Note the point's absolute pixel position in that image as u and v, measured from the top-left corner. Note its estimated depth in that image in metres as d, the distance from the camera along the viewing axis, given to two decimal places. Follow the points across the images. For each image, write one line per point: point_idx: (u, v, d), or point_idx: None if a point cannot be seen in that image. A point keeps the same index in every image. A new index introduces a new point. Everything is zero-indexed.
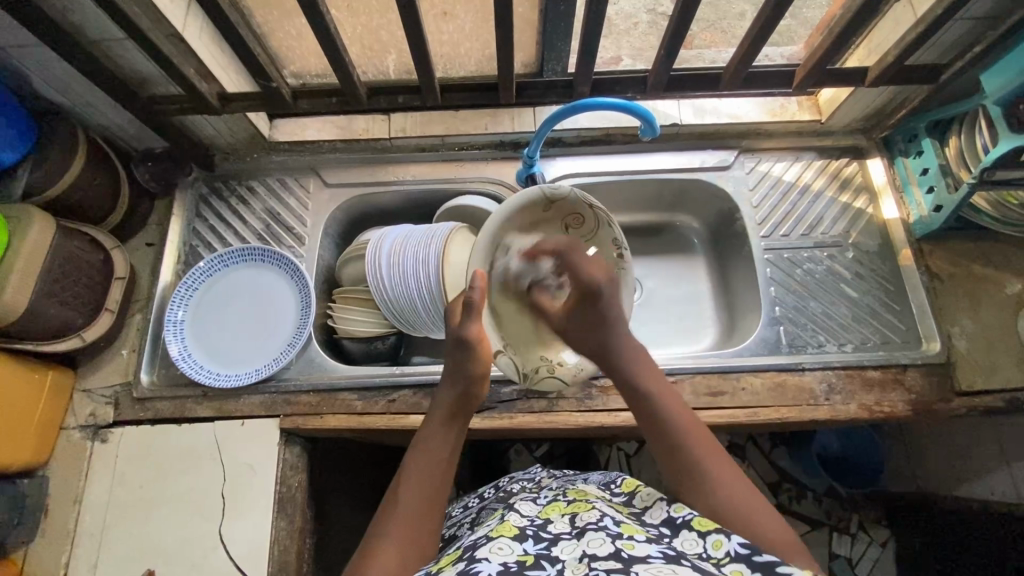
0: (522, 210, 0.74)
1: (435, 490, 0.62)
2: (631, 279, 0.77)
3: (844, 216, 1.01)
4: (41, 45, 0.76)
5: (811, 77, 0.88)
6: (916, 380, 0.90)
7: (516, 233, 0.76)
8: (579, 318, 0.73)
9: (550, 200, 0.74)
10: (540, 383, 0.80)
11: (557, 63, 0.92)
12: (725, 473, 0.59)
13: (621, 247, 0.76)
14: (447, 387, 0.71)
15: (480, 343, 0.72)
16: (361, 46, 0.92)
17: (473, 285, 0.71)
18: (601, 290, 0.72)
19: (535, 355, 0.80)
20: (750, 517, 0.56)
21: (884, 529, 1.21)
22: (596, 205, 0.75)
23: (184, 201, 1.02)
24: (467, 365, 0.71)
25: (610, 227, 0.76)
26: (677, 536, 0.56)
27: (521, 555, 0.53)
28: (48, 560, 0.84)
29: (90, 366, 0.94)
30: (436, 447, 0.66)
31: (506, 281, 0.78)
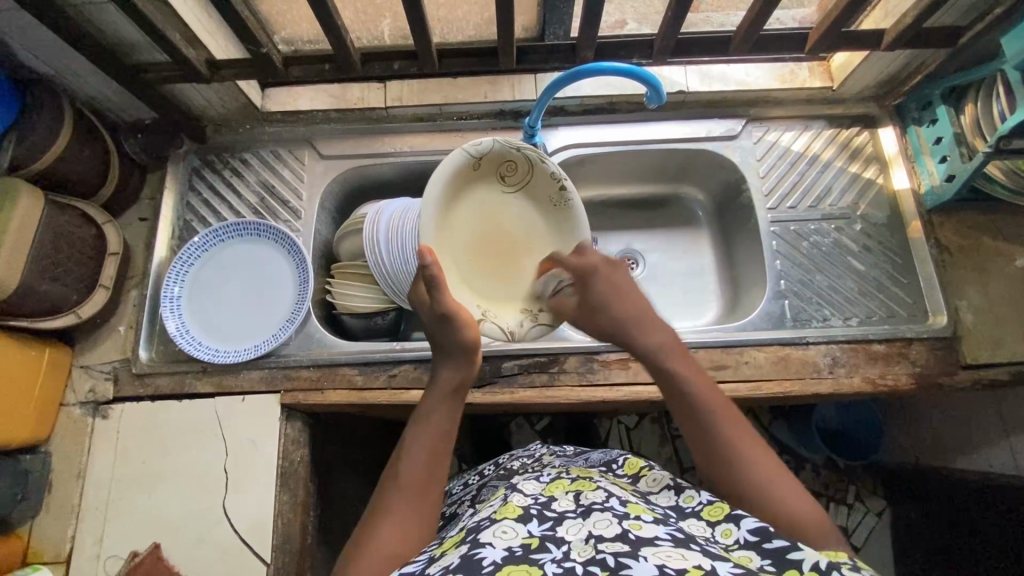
0: (456, 172, 0.74)
1: (432, 467, 0.63)
2: (577, 209, 0.79)
3: (853, 187, 0.98)
4: (19, 10, 0.72)
5: (825, 41, 0.85)
6: (921, 354, 0.89)
7: (458, 188, 0.75)
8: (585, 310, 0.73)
9: (478, 157, 0.75)
10: (529, 336, 0.79)
11: (559, 26, 0.88)
12: (754, 457, 0.60)
13: (560, 179, 0.79)
14: (444, 362, 0.70)
15: (459, 312, 0.68)
16: (354, 10, 0.89)
17: (425, 261, 0.66)
18: (595, 271, 0.73)
19: (516, 310, 0.79)
20: (777, 500, 0.57)
21: (880, 500, 1.23)
22: (524, 146, 0.77)
23: (176, 174, 1.00)
24: (457, 336, 0.68)
25: (544, 163, 0.78)
26: (684, 519, 0.57)
27: (526, 537, 0.52)
28: (54, 533, 0.85)
29: (88, 342, 0.93)
30: (434, 424, 0.66)
31: (461, 244, 0.77)
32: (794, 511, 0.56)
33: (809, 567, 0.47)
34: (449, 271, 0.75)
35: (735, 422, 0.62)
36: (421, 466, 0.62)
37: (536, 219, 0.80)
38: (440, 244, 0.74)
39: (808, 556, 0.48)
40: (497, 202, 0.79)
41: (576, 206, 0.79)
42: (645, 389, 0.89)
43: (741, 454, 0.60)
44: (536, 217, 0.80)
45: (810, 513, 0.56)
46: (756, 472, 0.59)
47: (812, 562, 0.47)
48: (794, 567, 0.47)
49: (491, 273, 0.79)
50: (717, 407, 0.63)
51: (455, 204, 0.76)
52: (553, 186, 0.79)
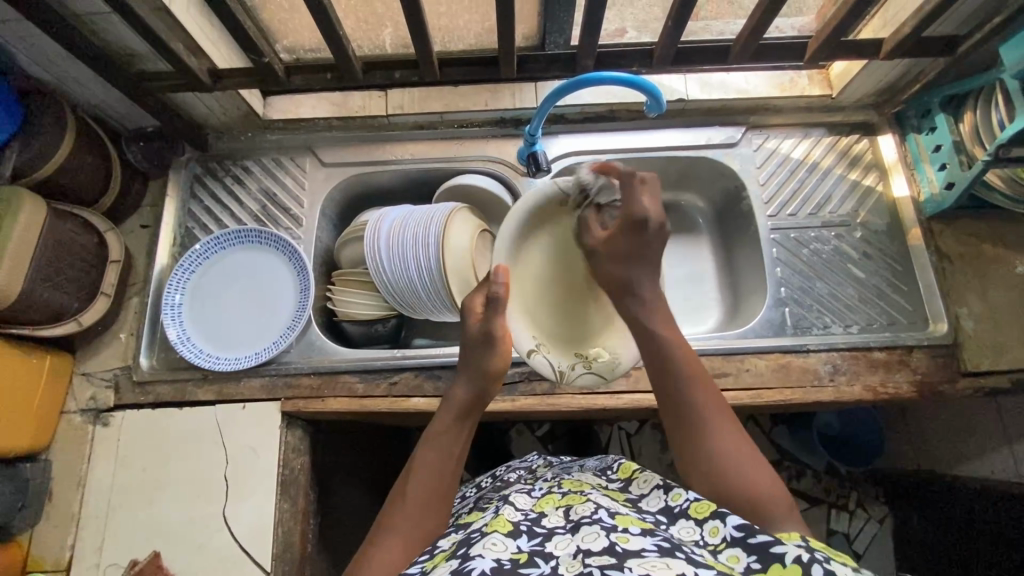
0: (542, 204, 0.77)
1: (438, 487, 0.65)
2: None
3: (853, 194, 0.99)
4: (23, 20, 0.73)
5: (823, 50, 0.85)
6: (922, 362, 0.89)
7: (546, 218, 0.79)
8: (612, 249, 0.73)
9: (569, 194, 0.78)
10: (576, 381, 0.78)
11: (559, 35, 0.88)
12: (731, 436, 0.63)
13: None
14: (461, 383, 0.73)
15: (504, 338, 0.72)
16: (356, 19, 0.89)
17: (496, 278, 0.71)
18: (648, 224, 0.71)
19: (571, 354, 0.79)
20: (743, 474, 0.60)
21: (882, 506, 1.23)
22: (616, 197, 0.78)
23: (178, 182, 1.00)
24: (486, 363, 0.72)
25: None
26: (674, 524, 0.58)
27: (515, 552, 0.53)
28: (54, 542, 0.85)
29: (89, 349, 0.93)
30: (444, 444, 0.68)
31: (530, 275, 0.79)
32: (756, 485, 0.59)
33: (791, 559, 0.47)
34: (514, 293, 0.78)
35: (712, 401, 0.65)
36: (429, 484, 0.64)
37: None
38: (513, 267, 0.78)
39: (790, 549, 0.48)
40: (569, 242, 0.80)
41: None
42: (645, 396, 0.89)
43: (710, 429, 0.63)
44: None
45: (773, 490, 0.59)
46: (726, 452, 0.62)
47: (794, 554, 0.47)
48: (777, 561, 0.48)
49: (558, 311, 0.80)
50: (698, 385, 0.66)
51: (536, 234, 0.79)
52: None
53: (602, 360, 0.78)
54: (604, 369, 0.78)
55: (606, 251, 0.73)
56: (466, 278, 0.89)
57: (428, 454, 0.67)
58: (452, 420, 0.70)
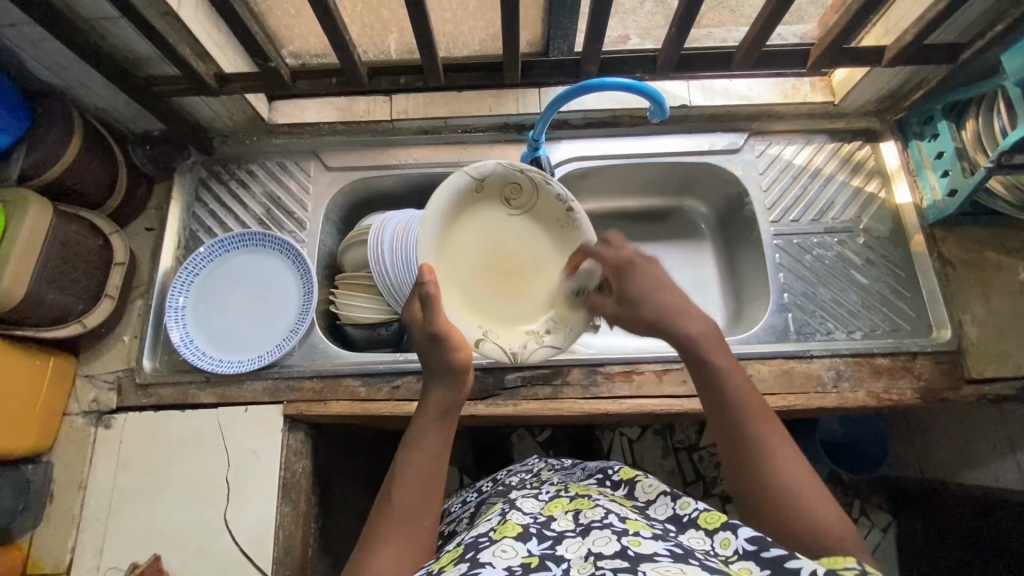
0: (458, 194, 0.78)
1: (426, 492, 0.62)
2: (584, 230, 0.81)
3: (855, 200, 0.99)
4: (33, 24, 0.73)
5: (826, 57, 0.86)
6: (926, 368, 0.88)
7: (466, 207, 0.79)
8: (624, 302, 0.70)
9: (479, 179, 0.79)
10: (531, 358, 0.80)
11: (564, 40, 0.89)
12: (791, 461, 0.57)
13: (567, 202, 0.80)
14: (435, 384, 0.69)
15: (451, 334, 0.69)
16: (362, 24, 0.90)
17: (424, 279, 0.69)
18: (635, 265, 0.70)
19: (520, 333, 0.80)
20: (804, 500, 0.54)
21: (885, 515, 1.22)
22: (527, 169, 0.80)
23: (183, 185, 1.00)
24: (448, 358, 0.69)
25: (549, 186, 0.80)
26: (683, 532, 0.57)
27: (526, 556, 0.52)
28: (55, 544, 0.85)
29: (92, 352, 0.94)
30: (425, 447, 0.65)
31: (465, 265, 0.80)
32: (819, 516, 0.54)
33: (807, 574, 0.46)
34: (450, 288, 0.78)
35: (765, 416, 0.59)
36: (414, 495, 0.61)
37: (546, 243, 0.82)
38: (442, 261, 0.78)
39: (805, 567, 0.47)
40: (501, 225, 0.82)
41: (583, 227, 0.80)
42: (648, 402, 0.89)
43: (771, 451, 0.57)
44: (547, 241, 0.82)
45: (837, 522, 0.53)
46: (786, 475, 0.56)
47: (810, 570, 0.46)
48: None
49: (498, 293, 0.81)
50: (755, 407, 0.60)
51: (459, 224, 0.79)
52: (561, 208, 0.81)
53: (552, 333, 0.80)
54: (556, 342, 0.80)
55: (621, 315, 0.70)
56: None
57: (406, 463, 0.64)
58: (429, 422, 0.67)
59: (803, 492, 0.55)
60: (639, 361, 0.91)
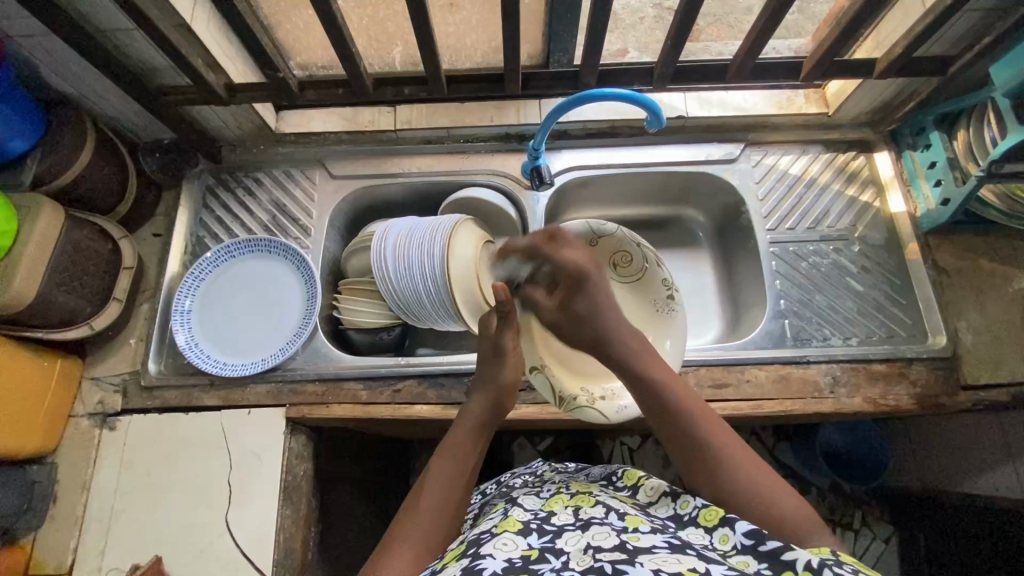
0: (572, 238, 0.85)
1: (453, 496, 0.63)
2: (680, 317, 0.83)
3: (850, 209, 1.01)
4: (50, 35, 0.76)
5: (818, 69, 0.88)
6: (922, 375, 0.89)
7: None
8: (568, 312, 0.74)
9: (597, 236, 0.85)
10: (576, 412, 0.81)
11: (563, 54, 0.93)
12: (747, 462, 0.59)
13: (671, 288, 0.84)
14: (477, 399, 0.74)
15: (513, 352, 0.76)
16: (367, 37, 0.93)
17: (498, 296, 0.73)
18: (587, 274, 0.74)
19: (578, 386, 0.82)
20: (767, 496, 0.56)
21: (887, 525, 1.22)
22: (643, 246, 0.85)
23: (191, 192, 1.03)
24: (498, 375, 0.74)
25: (658, 267, 0.84)
26: (683, 529, 0.58)
27: (526, 550, 0.53)
28: (57, 545, 0.85)
29: (98, 355, 0.95)
30: (459, 454, 0.67)
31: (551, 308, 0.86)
32: (781, 510, 0.55)
33: (804, 565, 0.47)
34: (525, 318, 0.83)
35: (712, 419, 0.62)
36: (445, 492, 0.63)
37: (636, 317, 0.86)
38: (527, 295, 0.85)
39: (801, 556, 0.48)
40: None
41: (680, 316, 0.83)
42: None
43: (728, 458, 0.59)
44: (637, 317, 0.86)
45: (799, 511, 0.55)
46: (743, 476, 0.58)
47: (805, 560, 0.47)
48: (788, 568, 0.48)
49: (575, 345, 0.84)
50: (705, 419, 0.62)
51: None
52: (663, 293, 0.85)
53: (605, 400, 0.81)
54: (608, 408, 0.81)
55: (561, 322, 0.75)
56: (477, 302, 0.91)
57: (444, 463, 0.65)
58: (468, 432, 0.70)
59: (767, 493, 0.56)
60: None
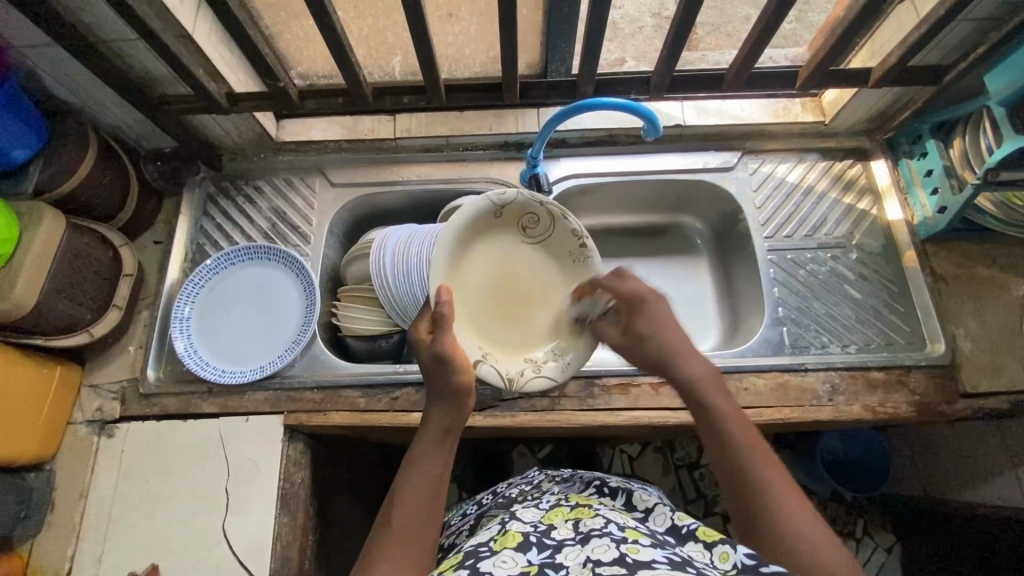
0: (476, 216, 0.74)
1: (422, 512, 0.59)
2: (596, 265, 0.77)
3: (847, 217, 1.01)
4: (54, 45, 0.77)
5: (814, 79, 0.89)
6: (920, 382, 0.89)
7: (482, 226, 0.75)
8: (634, 335, 0.69)
9: (500, 205, 0.75)
10: (526, 386, 0.75)
11: (561, 64, 0.93)
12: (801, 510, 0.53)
13: (581, 237, 0.77)
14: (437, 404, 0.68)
15: (458, 354, 0.67)
16: (367, 47, 0.94)
17: (440, 298, 0.69)
18: (642, 299, 0.69)
19: (519, 360, 0.76)
20: (823, 556, 0.50)
21: (889, 535, 1.21)
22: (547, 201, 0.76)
23: (192, 200, 1.03)
24: (453, 378, 0.67)
25: (566, 220, 0.76)
26: (683, 545, 0.56)
27: (525, 565, 0.53)
28: (55, 553, 0.85)
29: (98, 362, 0.95)
30: (426, 467, 0.63)
31: (473, 290, 0.75)
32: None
33: None
34: (460, 313, 0.73)
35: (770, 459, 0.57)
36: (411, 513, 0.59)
37: (553, 273, 0.78)
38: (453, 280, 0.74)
39: None
40: (514, 251, 0.77)
41: (596, 263, 0.77)
42: (644, 414, 0.89)
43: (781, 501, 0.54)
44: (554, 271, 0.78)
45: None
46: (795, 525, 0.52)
47: None
48: None
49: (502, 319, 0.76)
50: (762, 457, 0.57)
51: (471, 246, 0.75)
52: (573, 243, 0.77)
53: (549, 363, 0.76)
54: (552, 371, 0.76)
55: (624, 346, 0.70)
56: None
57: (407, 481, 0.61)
58: (432, 442, 0.64)
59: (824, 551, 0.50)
60: (635, 373, 0.92)
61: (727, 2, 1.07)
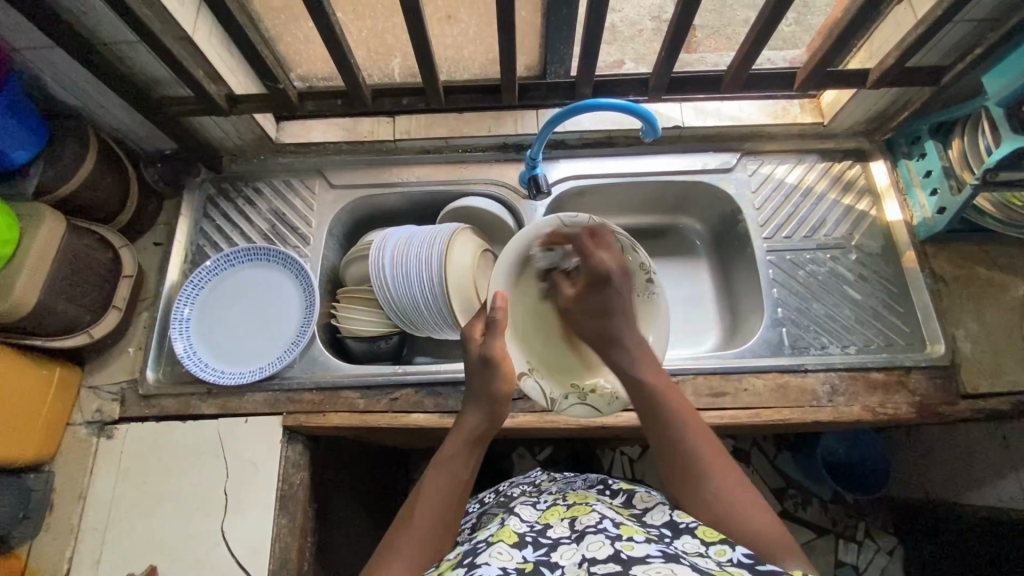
0: (542, 237, 0.78)
1: (447, 508, 0.62)
2: (661, 302, 0.80)
3: (847, 218, 1.01)
4: (55, 47, 0.78)
5: (812, 80, 0.89)
6: (920, 383, 0.89)
7: (547, 245, 0.80)
8: (586, 307, 0.77)
9: (571, 229, 0.78)
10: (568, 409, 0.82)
11: (560, 65, 0.93)
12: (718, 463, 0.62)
13: (649, 271, 0.80)
14: (472, 410, 0.72)
15: (503, 360, 0.72)
16: (367, 49, 0.94)
17: (495, 304, 0.73)
18: (610, 277, 0.75)
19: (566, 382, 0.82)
20: (738, 509, 0.58)
21: (891, 537, 1.20)
22: (617, 233, 0.78)
23: (191, 202, 1.04)
24: (492, 384, 0.71)
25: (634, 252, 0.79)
26: (678, 538, 0.57)
27: (521, 561, 0.53)
28: (53, 554, 0.85)
29: (97, 363, 0.95)
30: (456, 465, 0.66)
31: (526, 307, 0.83)
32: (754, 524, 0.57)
33: None
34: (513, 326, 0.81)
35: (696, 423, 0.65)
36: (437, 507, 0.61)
37: None
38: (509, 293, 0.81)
39: None
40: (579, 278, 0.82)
41: (660, 299, 0.80)
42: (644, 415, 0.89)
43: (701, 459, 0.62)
44: None
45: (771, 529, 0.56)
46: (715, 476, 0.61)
47: None
48: None
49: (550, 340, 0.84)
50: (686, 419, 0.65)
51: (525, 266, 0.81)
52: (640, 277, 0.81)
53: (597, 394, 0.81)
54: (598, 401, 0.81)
55: (580, 311, 0.78)
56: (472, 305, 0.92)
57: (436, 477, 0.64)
58: (462, 444, 0.68)
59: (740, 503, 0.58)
60: None
61: (726, 4, 1.07)
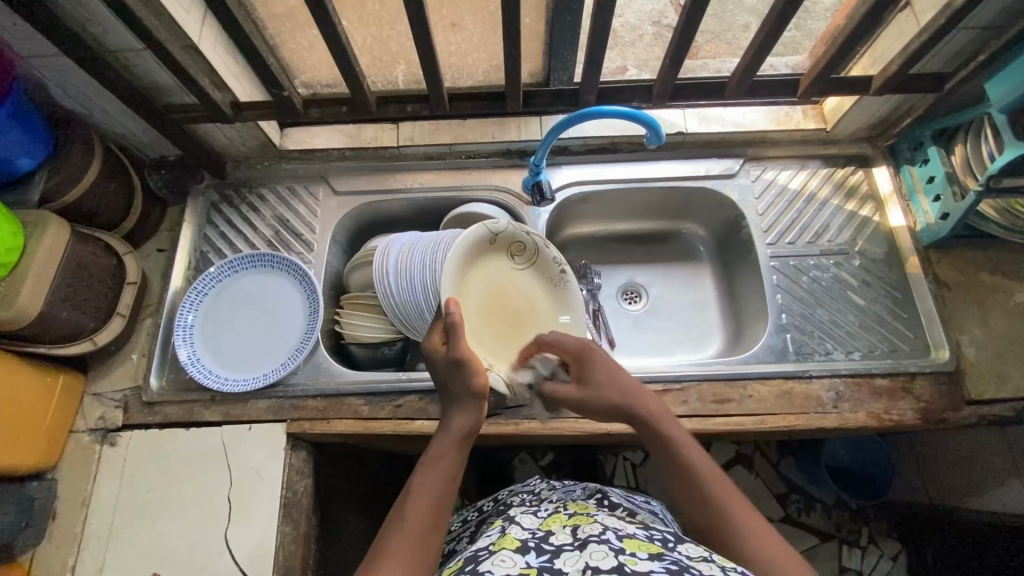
0: (477, 244, 0.87)
1: (438, 510, 0.59)
2: (573, 288, 0.93)
3: (850, 223, 1.01)
4: (62, 55, 0.78)
5: (815, 87, 0.89)
6: (925, 389, 0.89)
7: (482, 251, 0.89)
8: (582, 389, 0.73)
9: (494, 234, 0.89)
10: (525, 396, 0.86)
11: (563, 72, 0.94)
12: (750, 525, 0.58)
13: (560, 264, 0.93)
14: (455, 408, 0.69)
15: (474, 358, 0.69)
16: (371, 56, 0.95)
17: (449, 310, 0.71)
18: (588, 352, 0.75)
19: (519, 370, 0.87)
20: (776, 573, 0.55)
21: (895, 543, 1.20)
22: (532, 232, 0.91)
23: (196, 209, 1.04)
24: (467, 382, 0.68)
25: (548, 249, 0.92)
26: (681, 543, 0.58)
27: (524, 567, 0.53)
28: (56, 563, 0.85)
29: (101, 370, 0.95)
30: (443, 465, 0.63)
31: (473, 306, 0.87)
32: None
33: None
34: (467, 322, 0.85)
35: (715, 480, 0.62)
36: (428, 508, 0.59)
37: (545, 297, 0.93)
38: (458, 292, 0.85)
39: None
40: (507, 275, 0.91)
41: (572, 286, 0.93)
42: None
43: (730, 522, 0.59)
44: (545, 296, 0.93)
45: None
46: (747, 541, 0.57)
47: None
48: None
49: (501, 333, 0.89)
50: (708, 479, 0.62)
51: (471, 269, 0.87)
52: (555, 270, 0.93)
53: None
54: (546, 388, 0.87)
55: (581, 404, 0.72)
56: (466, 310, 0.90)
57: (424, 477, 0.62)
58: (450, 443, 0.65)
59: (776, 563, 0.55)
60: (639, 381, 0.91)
61: (726, 10, 1.08)
